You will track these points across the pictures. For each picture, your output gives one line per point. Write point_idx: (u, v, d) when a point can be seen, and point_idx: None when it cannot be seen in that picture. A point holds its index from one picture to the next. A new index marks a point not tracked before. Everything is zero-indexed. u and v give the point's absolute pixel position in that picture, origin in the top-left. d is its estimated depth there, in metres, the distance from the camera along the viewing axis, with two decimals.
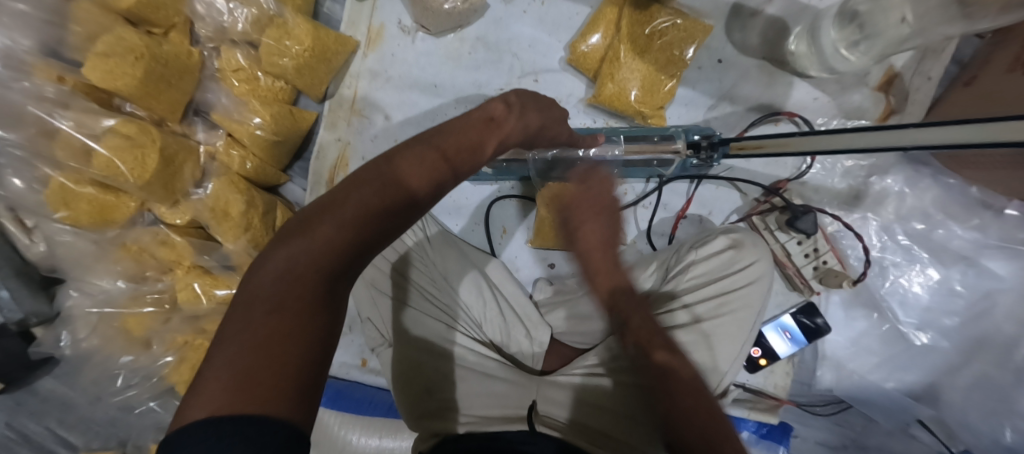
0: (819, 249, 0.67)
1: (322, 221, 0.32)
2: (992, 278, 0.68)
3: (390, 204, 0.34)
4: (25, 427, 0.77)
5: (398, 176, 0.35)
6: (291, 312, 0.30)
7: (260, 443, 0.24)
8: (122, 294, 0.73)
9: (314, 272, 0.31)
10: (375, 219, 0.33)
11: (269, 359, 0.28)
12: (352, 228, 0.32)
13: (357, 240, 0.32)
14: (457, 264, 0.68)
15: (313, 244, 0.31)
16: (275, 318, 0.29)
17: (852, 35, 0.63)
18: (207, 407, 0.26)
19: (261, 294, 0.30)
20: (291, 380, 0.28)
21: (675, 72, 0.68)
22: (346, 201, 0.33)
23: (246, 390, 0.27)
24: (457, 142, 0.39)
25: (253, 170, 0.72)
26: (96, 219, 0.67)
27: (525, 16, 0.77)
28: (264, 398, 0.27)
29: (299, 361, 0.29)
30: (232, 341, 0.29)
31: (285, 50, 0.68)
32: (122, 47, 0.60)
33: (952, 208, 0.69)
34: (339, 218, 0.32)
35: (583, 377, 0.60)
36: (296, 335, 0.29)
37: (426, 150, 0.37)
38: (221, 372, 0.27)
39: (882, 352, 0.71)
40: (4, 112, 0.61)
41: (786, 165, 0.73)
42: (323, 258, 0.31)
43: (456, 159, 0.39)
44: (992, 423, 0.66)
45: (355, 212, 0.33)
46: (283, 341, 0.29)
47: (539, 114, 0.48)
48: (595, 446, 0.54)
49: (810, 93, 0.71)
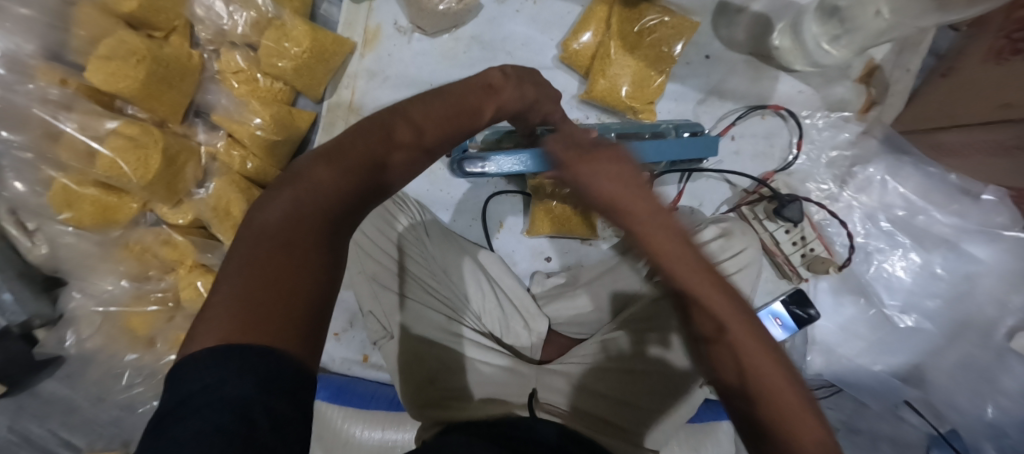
0: (807, 237, 0.69)
1: (326, 168, 0.34)
2: (972, 261, 0.70)
3: (389, 157, 0.36)
4: (27, 430, 0.78)
5: (397, 137, 0.37)
6: (301, 249, 0.31)
7: (269, 372, 0.27)
8: (126, 293, 0.75)
9: (319, 215, 0.33)
10: (376, 171, 0.35)
11: (277, 293, 0.30)
12: (354, 176, 0.34)
13: (358, 187, 0.35)
14: (453, 257, 0.71)
15: (319, 186, 0.33)
16: (283, 252, 0.31)
17: (833, 29, 0.65)
18: (213, 337, 0.28)
19: (267, 230, 0.32)
20: (299, 316, 0.30)
21: (664, 68, 0.70)
22: (348, 150, 0.35)
23: (254, 323, 0.28)
24: (454, 107, 0.41)
25: (254, 170, 0.74)
26: (100, 219, 0.68)
27: (518, 15, 0.79)
28: (271, 332, 0.28)
29: (308, 296, 0.31)
30: (241, 273, 0.30)
31: (283, 51, 0.69)
32: (123, 49, 0.61)
33: (933, 196, 0.71)
34: (345, 166, 0.34)
35: (587, 367, 0.62)
36: (302, 269, 0.31)
37: (427, 112, 0.39)
38: (229, 301, 0.29)
39: (869, 336, 0.73)
40: (9, 115, 0.62)
41: (774, 157, 0.74)
42: (327, 201, 0.33)
43: (452, 122, 0.40)
44: (976, 402, 0.69)
45: (355, 160, 0.35)
46: (288, 276, 0.30)
47: (535, 89, 0.50)
48: (597, 433, 0.55)
49: (795, 86, 0.74)
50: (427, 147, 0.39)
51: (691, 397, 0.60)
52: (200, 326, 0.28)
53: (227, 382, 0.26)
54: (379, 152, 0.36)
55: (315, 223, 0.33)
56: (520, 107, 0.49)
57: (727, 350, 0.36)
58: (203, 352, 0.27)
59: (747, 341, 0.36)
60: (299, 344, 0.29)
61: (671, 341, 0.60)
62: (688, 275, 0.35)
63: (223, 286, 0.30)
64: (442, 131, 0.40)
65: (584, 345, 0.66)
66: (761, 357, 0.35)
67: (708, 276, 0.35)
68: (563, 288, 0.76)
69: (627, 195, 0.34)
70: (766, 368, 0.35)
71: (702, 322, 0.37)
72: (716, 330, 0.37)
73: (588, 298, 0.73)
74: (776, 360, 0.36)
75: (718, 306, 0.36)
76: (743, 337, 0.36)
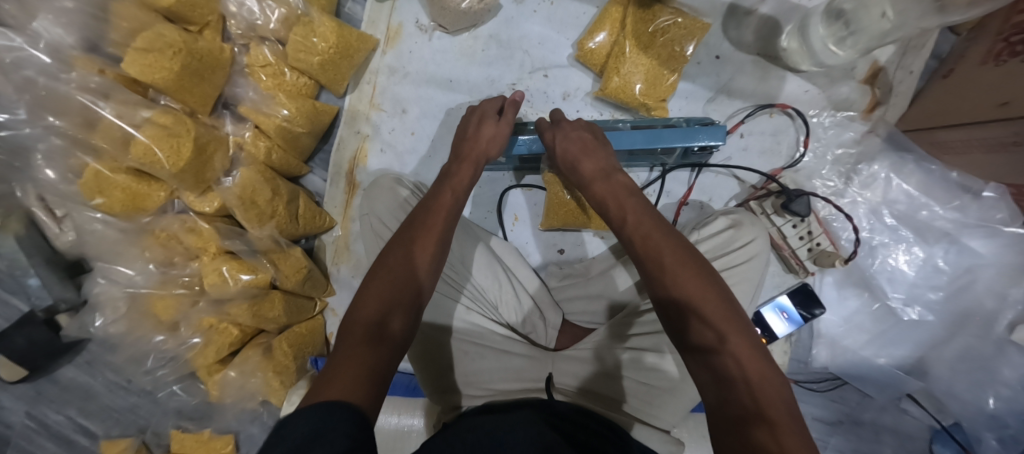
0: (813, 232, 0.71)
1: (374, 279, 0.50)
2: (972, 255, 0.72)
3: (416, 234, 0.54)
4: (47, 416, 0.86)
5: (415, 246, 0.53)
6: (372, 303, 0.48)
7: (331, 412, 0.35)
8: (151, 279, 0.76)
9: (388, 276, 0.50)
10: (409, 244, 0.53)
11: (350, 349, 0.43)
12: (404, 249, 0.52)
13: (408, 252, 0.52)
14: (467, 244, 0.73)
15: (386, 264, 0.51)
16: (361, 346, 0.43)
17: (839, 30, 0.68)
18: (321, 379, 0.40)
19: (351, 331, 0.45)
20: (359, 357, 0.42)
21: (677, 67, 0.73)
22: (396, 243, 0.53)
23: (336, 369, 0.41)
24: (446, 212, 0.57)
25: (278, 160, 0.77)
26: (129, 206, 0.70)
27: (536, 16, 0.82)
28: (341, 375, 0.40)
29: (365, 342, 0.44)
30: (343, 338, 0.45)
31: (311, 46, 0.72)
32: (161, 42, 0.62)
33: (934, 192, 0.73)
34: (386, 277, 0.50)
35: (596, 350, 0.64)
36: (368, 359, 0.42)
37: (426, 225, 0.55)
38: (333, 360, 0.42)
39: (873, 329, 0.75)
40: (51, 102, 0.64)
41: (781, 154, 0.77)
42: (373, 303, 0.47)
43: (448, 224, 0.56)
44: (976, 392, 0.71)
45: (403, 237, 0.54)
46: (359, 366, 0.41)
47: (512, 112, 0.68)
48: (607, 410, 0.60)
49: (802, 86, 0.76)
50: (439, 228, 0.55)
51: (691, 400, 0.61)
52: (320, 375, 0.41)
53: (296, 416, 0.34)
54: (415, 227, 0.55)
55: (372, 317, 0.46)
56: (502, 138, 0.66)
57: (686, 307, 0.43)
58: (309, 395, 0.38)
59: (742, 347, 0.40)
60: (363, 395, 0.39)
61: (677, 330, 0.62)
62: (691, 284, 0.44)
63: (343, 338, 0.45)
64: (451, 198, 0.59)
65: (592, 333, 0.67)
66: (755, 362, 0.40)
67: (704, 286, 0.43)
68: (575, 279, 0.79)
69: (581, 156, 0.60)
70: (759, 376, 0.39)
71: (701, 332, 0.42)
72: (716, 339, 0.41)
73: (600, 287, 0.73)
74: (744, 337, 0.41)
75: (715, 315, 0.42)
76: (734, 344, 0.40)
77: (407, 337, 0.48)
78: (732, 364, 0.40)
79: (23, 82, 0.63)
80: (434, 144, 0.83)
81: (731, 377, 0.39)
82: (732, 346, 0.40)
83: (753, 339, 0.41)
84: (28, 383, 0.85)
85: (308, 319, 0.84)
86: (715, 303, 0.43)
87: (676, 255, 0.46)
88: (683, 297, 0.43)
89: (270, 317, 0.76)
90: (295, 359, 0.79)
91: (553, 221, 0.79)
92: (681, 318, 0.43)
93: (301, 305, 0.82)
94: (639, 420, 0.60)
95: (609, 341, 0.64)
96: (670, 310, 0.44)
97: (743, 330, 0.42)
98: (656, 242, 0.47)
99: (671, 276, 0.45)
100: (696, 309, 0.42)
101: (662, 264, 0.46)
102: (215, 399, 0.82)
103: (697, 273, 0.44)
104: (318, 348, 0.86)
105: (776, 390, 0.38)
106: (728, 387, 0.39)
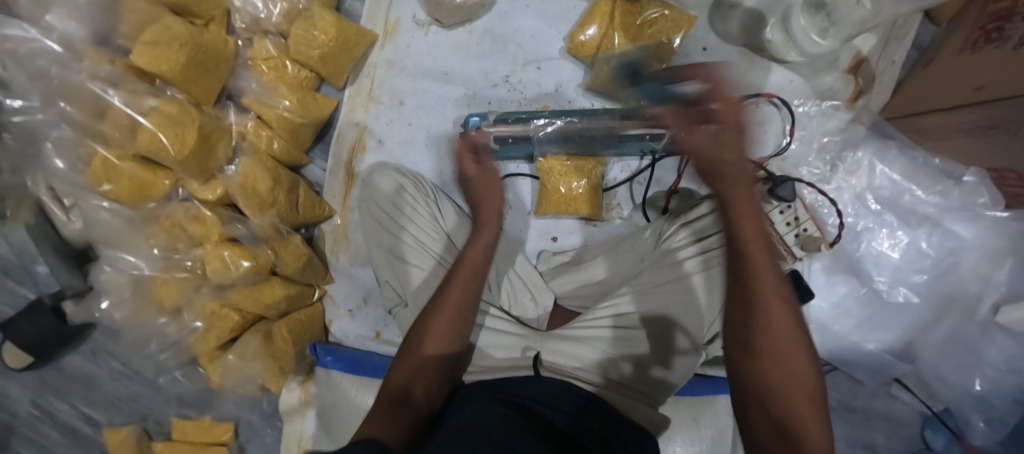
0: (800, 217, 0.72)
1: (405, 346, 0.57)
2: (955, 239, 0.73)
3: (444, 301, 0.58)
4: (50, 404, 0.87)
5: (436, 310, 0.58)
6: (399, 370, 0.55)
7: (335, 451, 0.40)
8: (155, 264, 0.78)
9: (414, 344, 0.57)
10: (435, 312, 0.58)
11: (377, 413, 0.51)
12: (431, 316, 0.58)
13: (433, 319, 0.57)
14: (461, 228, 0.77)
15: (417, 331, 0.58)
16: (386, 409, 0.51)
17: (820, 22, 0.71)
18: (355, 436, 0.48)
19: (382, 395, 0.54)
20: (382, 420, 0.49)
21: (666, 58, 0.75)
22: (427, 311, 0.59)
23: (364, 428, 0.49)
24: (472, 272, 0.60)
25: (280, 150, 0.80)
26: (136, 194, 0.72)
27: (528, 10, 0.84)
28: (365, 432, 0.48)
29: (388, 408, 0.51)
30: (376, 401, 0.53)
31: (312, 39, 0.75)
32: (168, 35, 0.65)
33: (916, 177, 0.75)
34: (415, 344, 0.57)
35: (611, 329, 0.66)
36: (389, 422, 0.49)
37: (455, 287, 0.59)
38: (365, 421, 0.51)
39: (861, 314, 0.77)
40: (63, 89, 0.67)
41: (769, 142, 0.79)
42: (402, 371, 0.55)
43: (473, 282, 0.60)
44: (962, 374, 0.72)
45: (433, 304, 0.59)
46: (380, 427, 0.48)
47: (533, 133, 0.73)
48: (627, 400, 0.61)
49: (787, 76, 0.78)
50: (465, 294, 0.59)
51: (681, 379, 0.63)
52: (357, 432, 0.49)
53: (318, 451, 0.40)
54: (444, 292, 0.59)
55: (399, 385, 0.54)
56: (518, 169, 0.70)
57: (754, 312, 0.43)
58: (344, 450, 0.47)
59: (784, 375, 0.41)
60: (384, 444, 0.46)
61: (676, 321, 0.63)
62: (769, 297, 0.42)
63: (376, 401, 0.53)
64: (477, 259, 0.61)
65: (596, 309, 0.68)
66: (797, 391, 0.41)
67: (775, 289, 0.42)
68: (566, 266, 0.80)
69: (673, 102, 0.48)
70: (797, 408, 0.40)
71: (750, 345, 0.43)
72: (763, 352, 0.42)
73: (589, 274, 0.76)
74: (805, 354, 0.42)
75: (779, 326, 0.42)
76: (782, 369, 0.41)
77: (429, 404, 0.55)
78: (767, 385, 0.42)
79: (36, 71, 0.66)
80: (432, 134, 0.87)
81: (763, 395, 0.42)
82: (792, 361, 0.41)
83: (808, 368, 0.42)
84: (34, 371, 0.87)
85: (306, 306, 0.86)
86: (783, 322, 0.42)
87: (764, 265, 0.43)
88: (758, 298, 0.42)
89: (270, 303, 0.78)
90: (294, 345, 0.81)
91: (551, 208, 0.81)
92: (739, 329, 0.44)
93: (301, 293, 0.84)
94: (648, 405, 0.62)
95: (613, 322, 0.67)
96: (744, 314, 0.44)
97: (802, 358, 0.42)
98: (742, 243, 0.43)
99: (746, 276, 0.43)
100: (763, 318, 0.42)
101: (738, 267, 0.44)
102: (216, 385, 0.83)
103: (779, 291, 0.42)
104: (317, 336, 0.87)
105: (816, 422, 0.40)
106: (755, 402, 0.42)
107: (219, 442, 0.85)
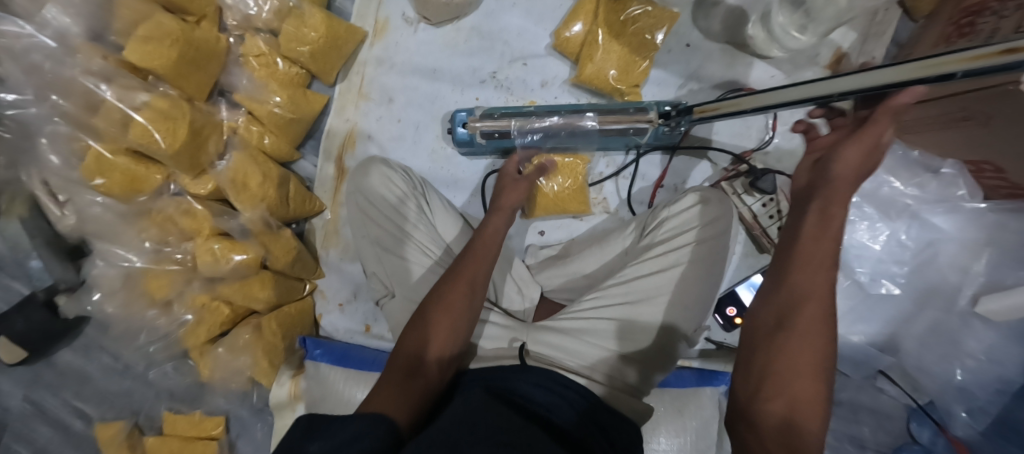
0: (782, 210, 0.73)
1: (417, 316, 0.58)
2: (934, 230, 0.74)
3: (459, 278, 0.59)
4: (41, 399, 0.87)
5: (447, 287, 0.59)
6: (410, 338, 0.56)
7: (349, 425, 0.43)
8: (146, 257, 0.79)
9: (426, 314, 0.58)
10: (451, 287, 0.58)
11: (392, 380, 0.52)
12: (446, 289, 0.58)
13: (447, 291, 0.58)
14: (448, 221, 0.78)
15: (431, 301, 0.58)
16: (400, 375, 0.53)
17: (800, 19, 0.72)
18: (371, 402, 0.50)
19: (395, 361, 0.55)
20: (395, 388, 0.51)
21: (648, 54, 0.77)
22: (443, 284, 0.59)
23: (379, 394, 0.51)
24: (485, 258, 0.62)
25: (270, 145, 0.81)
26: (128, 188, 0.74)
27: (515, 8, 0.86)
28: (379, 401, 0.49)
29: (401, 376, 0.53)
30: (388, 367, 0.55)
31: (302, 37, 0.76)
32: (160, 31, 0.66)
33: (896, 169, 0.76)
34: (428, 315, 0.57)
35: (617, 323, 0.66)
36: (402, 389, 0.51)
37: (466, 268, 0.60)
38: (379, 386, 0.52)
39: (844, 306, 0.77)
40: (57, 83, 0.69)
41: (752, 137, 0.82)
42: (413, 339, 0.56)
43: (484, 266, 0.61)
44: (943, 365, 0.72)
45: (451, 278, 0.59)
46: (395, 395, 0.50)
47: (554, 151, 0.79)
48: (627, 400, 0.61)
49: (767, 72, 0.80)
50: (477, 272, 0.60)
51: (665, 371, 0.65)
52: (372, 396, 0.51)
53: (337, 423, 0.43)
54: (462, 269, 0.60)
55: (411, 351, 0.55)
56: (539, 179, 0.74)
57: (792, 291, 0.43)
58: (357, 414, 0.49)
59: (804, 363, 0.40)
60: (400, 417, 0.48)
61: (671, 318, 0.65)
62: (819, 284, 0.42)
63: (387, 369, 0.55)
64: (489, 246, 0.63)
65: (595, 295, 0.68)
66: (811, 383, 0.40)
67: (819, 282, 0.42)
68: (553, 260, 0.81)
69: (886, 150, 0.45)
70: (805, 395, 0.39)
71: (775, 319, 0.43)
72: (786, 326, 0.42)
73: (577, 266, 0.76)
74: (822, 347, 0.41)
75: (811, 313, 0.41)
76: (806, 357, 0.40)
77: (441, 378, 0.56)
78: (786, 365, 0.40)
79: (30, 65, 0.68)
80: (421, 131, 0.88)
81: (778, 373, 0.40)
82: (818, 345, 0.41)
83: (824, 367, 0.40)
84: (26, 366, 0.87)
85: (296, 300, 0.87)
86: (819, 315, 0.41)
87: (819, 254, 0.43)
88: (802, 280, 0.43)
89: (259, 297, 0.78)
90: (283, 338, 0.82)
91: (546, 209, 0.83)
92: (777, 310, 0.43)
93: (290, 286, 0.85)
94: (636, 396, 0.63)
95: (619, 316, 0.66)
96: (780, 294, 0.43)
97: (822, 354, 0.41)
98: (813, 235, 0.44)
99: (796, 263, 0.43)
100: (804, 300, 0.42)
101: (794, 256, 0.44)
102: (206, 379, 0.84)
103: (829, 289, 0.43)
104: (308, 329, 0.88)
105: (818, 415, 0.39)
106: (766, 381, 0.41)
107: (209, 438, 0.85)
